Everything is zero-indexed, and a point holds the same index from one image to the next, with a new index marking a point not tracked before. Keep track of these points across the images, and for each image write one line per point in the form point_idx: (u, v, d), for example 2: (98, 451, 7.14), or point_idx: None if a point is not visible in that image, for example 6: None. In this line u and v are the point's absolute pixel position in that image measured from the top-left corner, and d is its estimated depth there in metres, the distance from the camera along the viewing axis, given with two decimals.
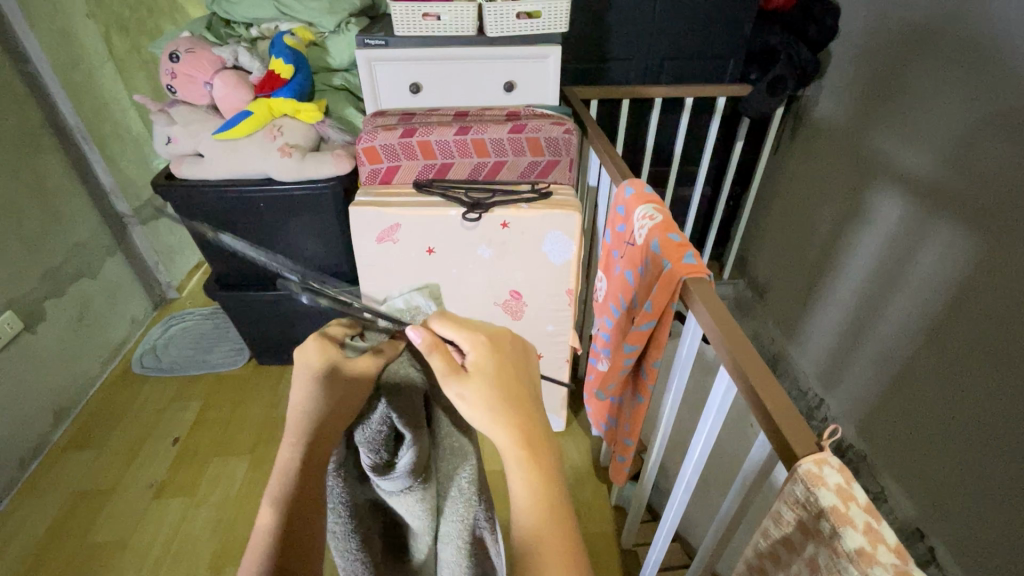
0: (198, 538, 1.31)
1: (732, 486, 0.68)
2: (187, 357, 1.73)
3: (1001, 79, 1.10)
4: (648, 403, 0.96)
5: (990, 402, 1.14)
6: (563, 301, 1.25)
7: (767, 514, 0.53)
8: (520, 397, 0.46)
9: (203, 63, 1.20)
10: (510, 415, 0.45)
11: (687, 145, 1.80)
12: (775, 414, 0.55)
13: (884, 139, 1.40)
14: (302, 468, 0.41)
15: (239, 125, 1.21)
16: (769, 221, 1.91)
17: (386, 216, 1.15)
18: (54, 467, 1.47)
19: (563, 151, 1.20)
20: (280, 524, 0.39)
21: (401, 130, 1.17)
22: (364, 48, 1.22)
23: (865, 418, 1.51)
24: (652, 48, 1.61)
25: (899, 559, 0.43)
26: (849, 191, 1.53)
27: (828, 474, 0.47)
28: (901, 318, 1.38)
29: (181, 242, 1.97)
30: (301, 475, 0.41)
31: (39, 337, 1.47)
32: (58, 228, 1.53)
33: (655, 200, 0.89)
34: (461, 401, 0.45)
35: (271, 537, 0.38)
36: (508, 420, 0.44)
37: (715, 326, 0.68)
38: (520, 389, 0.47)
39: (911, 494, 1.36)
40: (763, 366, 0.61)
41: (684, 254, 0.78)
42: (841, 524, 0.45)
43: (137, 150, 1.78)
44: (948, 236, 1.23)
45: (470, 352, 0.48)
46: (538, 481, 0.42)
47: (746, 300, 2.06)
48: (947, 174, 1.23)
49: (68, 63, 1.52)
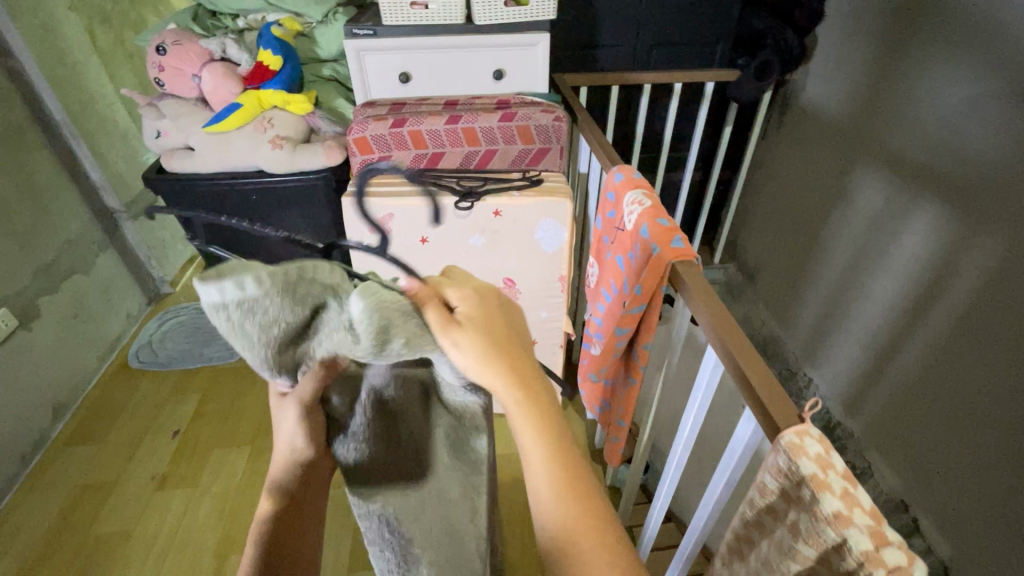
0: (201, 528, 1.33)
1: (721, 462, 0.69)
2: (183, 351, 1.73)
3: (984, 60, 1.12)
4: (640, 384, 0.99)
5: (971, 377, 1.17)
6: (556, 288, 1.27)
7: (752, 484, 0.55)
8: (508, 333, 0.47)
9: (191, 56, 1.19)
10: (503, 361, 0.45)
11: (677, 131, 1.81)
12: (762, 394, 0.57)
13: (870, 122, 1.42)
14: (272, 507, 0.51)
15: (228, 117, 1.21)
16: (758, 206, 1.93)
17: (378, 207, 1.16)
18: (55, 462, 1.48)
19: (554, 138, 1.20)
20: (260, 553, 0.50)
21: (391, 120, 1.17)
22: (353, 38, 1.21)
23: (852, 395, 1.55)
24: (640, 34, 1.62)
25: (874, 520, 0.46)
26: (836, 173, 1.55)
27: (809, 445, 0.49)
28: (886, 298, 1.41)
29: (172, 237, 1.97)
30: (273, 512, 0.51)
31: (34, 334, 1.47)
32: (48, 225, 1.52)
33: (645, 185, 0.90)
34: (456, 350, 0.44)
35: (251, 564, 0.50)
36: (498, 364, 0.45)
37: (703, 309, 0.70)
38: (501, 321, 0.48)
39: (896, 468, 1.40)
40: (752, 350, 0.62)
41: (673, 238, 0.79)
42: (820, 490, 0.47)
43: (124, 145, 1.77)
44: (931, 217, 1.26)
45: (461, 305, 0.47)
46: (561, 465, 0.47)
47: (737, 284, 2.09)
48: (930, 154, 1.25)
49: (52, 58, 1.51)
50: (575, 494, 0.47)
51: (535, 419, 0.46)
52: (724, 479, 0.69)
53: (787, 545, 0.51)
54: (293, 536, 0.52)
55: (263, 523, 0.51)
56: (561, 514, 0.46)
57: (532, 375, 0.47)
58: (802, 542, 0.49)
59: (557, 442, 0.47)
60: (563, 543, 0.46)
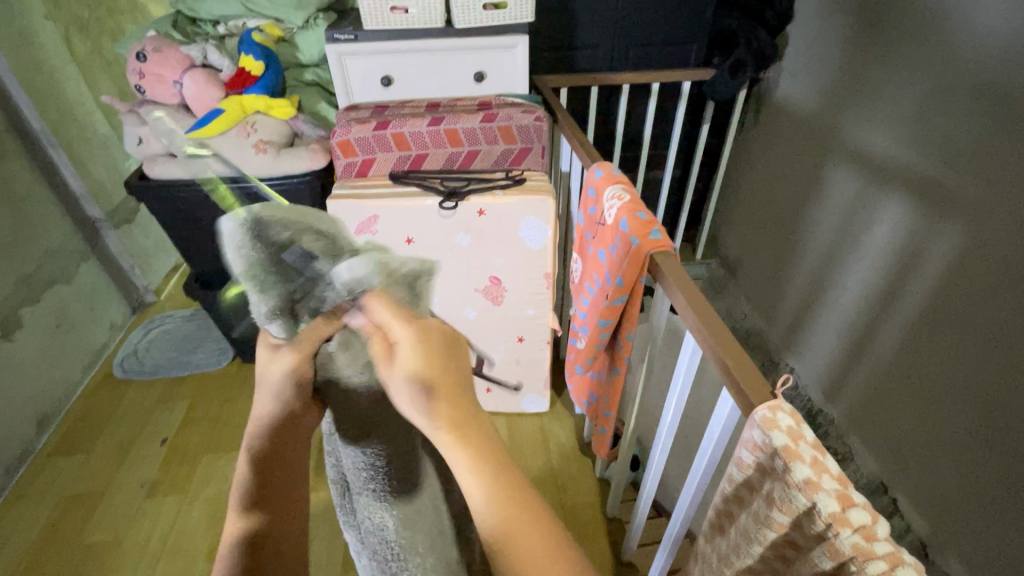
0: (191, 535, 1.32)
1: (702, 445, 0.72)
2: (169, 359, 1.72)
3: (942, 56, 1.17)
4: (624, 373, 1.02)
5: (941, 361, 1.22)
6: (541, 285, 1.29)
7: (730, 460, 0.58)
8: (445, 365, 0.47)
9: (172, 62, 1.20)
10: (444, 397, 0.45)
11: (657, 130, 1.85)
12: (740, 379, 0.59)
13: (840, 117, 1.47)
14: (254, 474, 0.48)
15: (211, 122, 1.19)
16: (737, 201, 1.98)
17: (363, 208, 1.17)
18: (40, 475, 1.46)
19: (535, 138, 1.23)
20: (244, 533, 0.46)
21: (374, 123, 1.19)
22: (335, 43, 1.23)
23: (831, 382, 1.59)
24: (618, 35, 1.65)
25: (841, 485, 0.49)
26: (810, 168, 1.60)
27: (781, 417, 0.52)
28: (860, 286, 1.46)
29: (155, 245, 1.96)
30: (255, 481, 0.48)
31: (17, 345, 1.45)
32: (29, 235, 1.50)
33: (624, 181, 0.93)
34: (392, 387, 0.46)
35: (236, 544, 0.46)
36: (436, 403, 0.44)
37: (683, 298, 0.72)
38: (441, 353, 0.47)
39: (875, 451, 1.44)
40: (730, 337, 0.65)
41: (651, 231, 0.82)
42: (791, 459, 0.50)
43: (104, 154, 1.76)
44: (899, 206, 1.30)
45: (401, 335, 0.46)
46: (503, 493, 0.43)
47: (719, 279, 2.13)
48: (897, 147, 1.30)
49: (30, 67, 1.50)
50: (516, 503, 0.43)
51: (474, 452, 0.44)
52: (704, 461, 0.72)
53: (763, 515, 0.53)
54: (282, 501, 0.48)
55: (247, 492, 0.47)
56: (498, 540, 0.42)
57: (466, 406, 0.46)
58: (777, 510, 0.51)
59: (489, 450, 0.45)
60: (499, 563, 0.42)
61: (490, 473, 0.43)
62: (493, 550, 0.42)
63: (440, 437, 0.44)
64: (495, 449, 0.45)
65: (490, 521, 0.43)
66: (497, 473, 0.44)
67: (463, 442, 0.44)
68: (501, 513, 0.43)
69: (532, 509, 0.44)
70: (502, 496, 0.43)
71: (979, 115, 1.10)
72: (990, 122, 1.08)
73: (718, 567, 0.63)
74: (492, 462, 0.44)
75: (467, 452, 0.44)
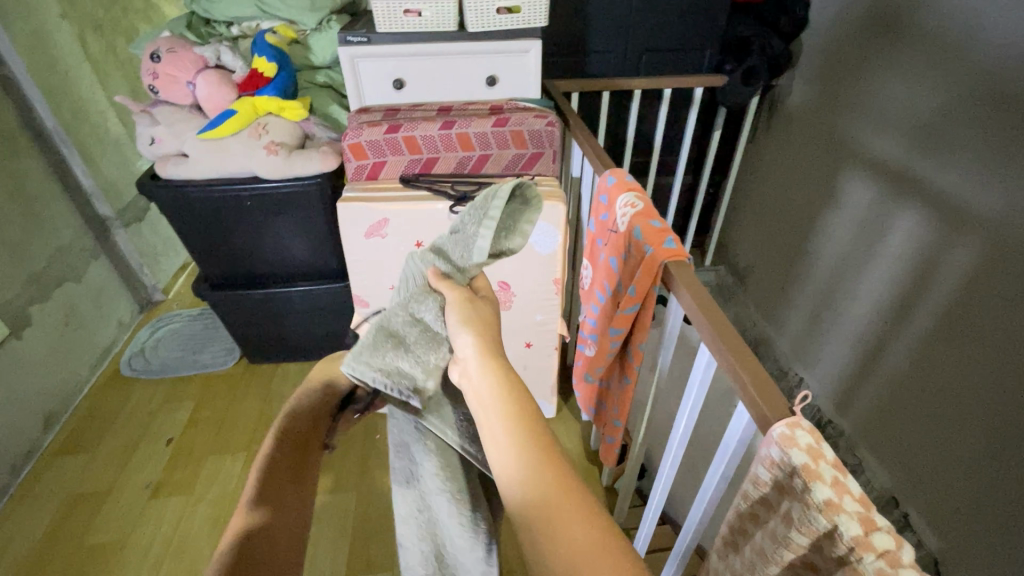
0: (196, 536, 1.32)
1: (715, 458, 0.70)
2: (176, 359, 1.73)
3: (962, 65, 1.15)
4: (634, 383, 1.00)
5: (957, 375, 1.20)
6: (550, 290, 1.28)
7: (747, 477, 0.57)
8: (485, 327, 0.51)
9: (185, 63, 1.20)
10: (491, 365, 0.48)
11: (667, 136, 1.85)
12: (760, 396, 0.58)
13: (853, 124, 1.46)
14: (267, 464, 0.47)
15: (223, 123, 1.21)
16: (748, 208, 1.96)
17: (374, 211, 1.17)
18: (47, 472, 1.46)
19: (546, 143, 1.22)
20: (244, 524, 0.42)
21: (386, 126, 1.18)
22: (347, 45, 1.22)
23: (841, 393, 1.58)
24: (630, 40, 1.64)
25: (863, 507, 0.48)
26: (822, 175, 1.59)
27: (801, 436, 0.50)
28: (872, 297, 1.44)
29: (164, 244, 1.97)
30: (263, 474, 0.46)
31: (26, 342, 1.46)
32: (40, 232, 1.51)
33: (637, 188, 0.92)
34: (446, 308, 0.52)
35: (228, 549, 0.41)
36: (487, 367, 0.48)
37: (697, 310, 0.71)
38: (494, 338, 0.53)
39: (885, 464, 1.43)
40: (747, 350, 0.63)
41: (665, 239, 0.81)
42: (811, 479, 0.49)
43: (117, 153, 1.77)
44: (914, 217, 1.29)
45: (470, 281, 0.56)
46: (530, 460, 0.43)
47: (727, 285, 2.12)
48: (912, 157, 1.29)
49: (43, 65, 1.51)
50: (547, 472, 0.42)
51: (509, 415, 0.45)
52: (718, 474, 0.70)
53: (780, 535, 0.52)
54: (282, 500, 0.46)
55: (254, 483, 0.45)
56: (523, 494, 0.42)
57: (516, 387, 0.47)
58: (796, 531, 0.50)
59: (529, 422, 0.45)
60: (529, 526, 0.41)
61: (522, 448, 0.44)
62: (518, 508, 0.42)
63: (469, 363, 0.50)
64: (531, 419, 0.45)
65: (517, 491, 0.43)
66: (530, 441, 0.44)
67: (507, 410, 0.46)
68: (528, 476, 0.42)
69: (567, 478, 0.42)
70: (531, 463, 0.43)
71: (995, 126, 1.09)
72: (1009, 134, 1.06)
73: None
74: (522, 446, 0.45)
75: (506, 416, 0.45)
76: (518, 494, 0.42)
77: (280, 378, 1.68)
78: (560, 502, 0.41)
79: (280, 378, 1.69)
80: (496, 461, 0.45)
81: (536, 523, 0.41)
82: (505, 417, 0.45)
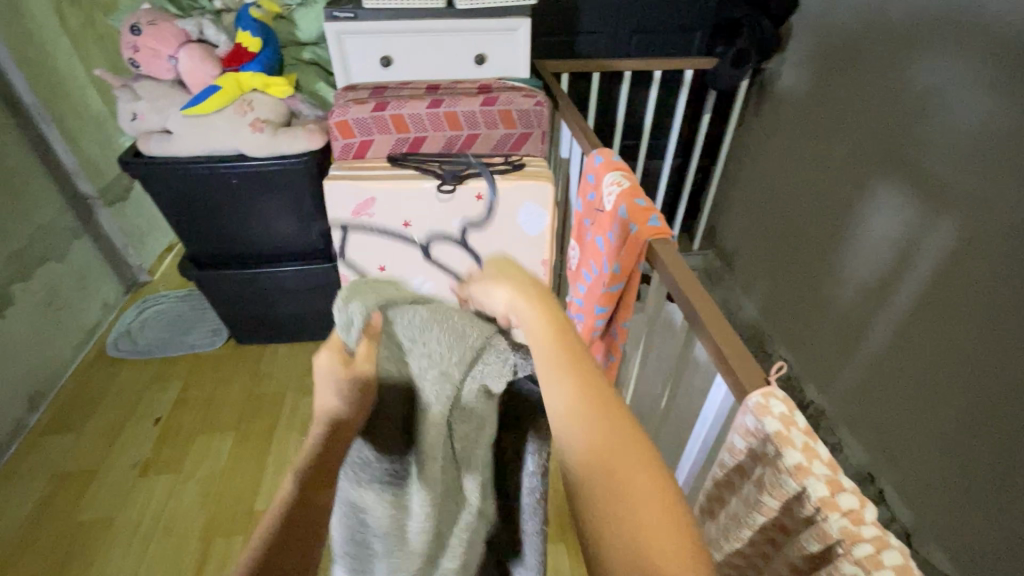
0: (187, 511, 1.33)
1: (693, 429, 0.73)
2: (163, 340, 1.72)
3: (949, 47, 1.16)
4: (619, 360, 1.02)
5: (933, 355, 1.23)
6: (538, 272, 1.29)
7: (722, 446, 0.59)
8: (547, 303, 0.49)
9: (166, 36, 1.17)
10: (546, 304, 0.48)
11: (657, 119, 1.85)
12: (734, 367, 0.60)
13: (840, 108, 1.46)
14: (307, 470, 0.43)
15: (206, 100, 1.19)
16: (736, 192, 1.98)
17: (361, 190, 1.17)
18: (33, 452, 1.46)
19: (535, 123, 1.21)
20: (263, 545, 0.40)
21: (373, 104, 1.17)
22: (334, 21, 1.21)
23: (823, 373, 1.61)
24: (621, 20, 1.64)
25: (831, 470, 0.50)
26: (810, 159, 1.60)
27: (774, 405, 0.52)
28: (854, 279, 1.47)
29: (149, 224, 1.95)
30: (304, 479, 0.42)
31: (9, 321, 1.44)
32: (20, 210, 1.48)
33: (624, 167, 0.92)
34: None
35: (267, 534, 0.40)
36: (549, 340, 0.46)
37: (678, 285, 0.72)
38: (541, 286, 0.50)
39: (864, 442, 1.47)
40: (728, 328, 0.65)
41: (650, 217, 0.81)
42: (783, 446, 0.50)
43: (98, 130, 1.74)
44: (897, 200, 1.31)
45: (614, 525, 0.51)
46: (593, 418, 0.41)
47: (715, 269, 2.14)
48: (900, 140, 1.29)
49: (20, 38, 1.47)
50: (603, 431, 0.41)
51: (580, 382, 0.43)
52: (697, 445, 0.73)
53: (753, 499, 0.54)
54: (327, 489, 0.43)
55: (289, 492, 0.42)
56: (587, 457, 0.40)
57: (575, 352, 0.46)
58: (767, 495, 0.52)
59: (589, 380, 0.44)
60: (594, 500, 0.38)
61: (589, 406, 0.42)
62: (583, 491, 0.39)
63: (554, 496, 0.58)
64: (593, 380, 0.44)
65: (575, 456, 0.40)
66: (597, 403, 0.42)
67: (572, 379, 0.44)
68: (595, 442, 0.40)
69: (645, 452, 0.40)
70: (590, 420, 0.41)
71: (980, 110, 1.10)
72: (990, 118, 1.08)
73: (709, 551, 0.64)
74: (606, 418, 0.41)
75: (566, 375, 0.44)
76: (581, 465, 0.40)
77: (269, 359, 1.68)
78: (628, 463, 0.39)
79: (269, 358, 1.69)
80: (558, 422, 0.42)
81: (602, 511, 0.38)
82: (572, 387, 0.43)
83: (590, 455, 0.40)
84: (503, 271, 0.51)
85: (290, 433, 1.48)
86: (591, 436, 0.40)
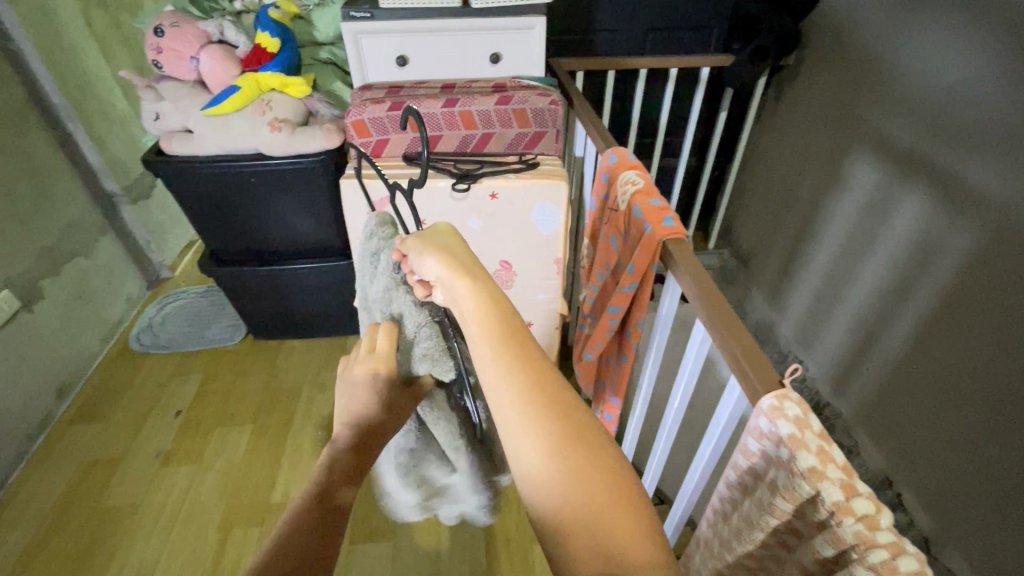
0: (206, 502, 1.36)
1: (707, 431, 0.72)
2: (184, 334, 1.76)
3: (973, 44, 1.13)
4: (632, 361, 1.01)
5: (954, 359, 1.21)
6: (551, 270, 1.29)
7: (736, 448, 0.58)
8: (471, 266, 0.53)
9: (189, 37, 1.19)
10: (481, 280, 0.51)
11: (674, 117, 1.83)
12: (750, 370, 0.59)
13: (862, 106, 1.44)
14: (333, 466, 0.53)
15: (226, 99, 1.21)
16: (753, 191, 1.95)
17: (377, 188, 1.18)
18: (60, 441, 1.50)
19: (549, 122, 1.22)
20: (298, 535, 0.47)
21: (389, 104, 1.18)
22: (351, 21, 1.22)
23: (839, 375, 1.59)
24: (637, 17, 1.62)
25: (846, 474, 0.49)
26: (829, 158, 1.57)
27: (789, 407, 0.51)
28: (872, 280, 1.44)
29: (171, 221, 1.99)
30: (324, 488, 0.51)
31: (37, 315, 1.48)
32: (48, 208, 1.53)
33: (639, 166, 0.91)
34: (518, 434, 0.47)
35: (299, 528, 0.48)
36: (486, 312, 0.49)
37: (693, 288, 0.71)
38: (477, 264, 0.53)
39: (881, 446, 1.44)
40: (744, 330, 0.64)
41: (664, 217, 0.81)
42: (796, 448, 0.50)
43: (123, 130, 1.78)
44: (919, 200, 1.28)
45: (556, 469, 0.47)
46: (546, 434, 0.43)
47: (731, 269, 2.12)
48: (922, 138, 1.26)
49: (49, 40, 1.51)
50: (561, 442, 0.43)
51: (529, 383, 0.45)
52: (709, 448, 0.72)
53: (766, 502, 0.54)
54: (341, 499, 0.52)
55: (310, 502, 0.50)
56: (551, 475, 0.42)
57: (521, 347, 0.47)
58: (780, 498, 0.52)
59: (538, 384, 0.45)
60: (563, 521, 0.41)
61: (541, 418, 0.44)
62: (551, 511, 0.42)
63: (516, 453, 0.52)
64: (542, 379, 0.46)
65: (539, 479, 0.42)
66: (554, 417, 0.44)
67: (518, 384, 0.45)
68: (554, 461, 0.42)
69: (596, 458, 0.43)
70: (551, 443, 0.43)
71: (1006, 108, 1.07)
72: (1014, 118, 1.05)
73: (722, 554, 0.64)
74: (559, 432, 0.43)
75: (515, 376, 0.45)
76: (545, 489, 0.42)
77: (286, 354, 1.71)
78: (588, 477, 0.42)
79: (285, 354, 1.72)
80: (519, 448, 0.44)
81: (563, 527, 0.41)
82: (519, 394, 0.45)
83: (548, 472, 0.42)
84: (439, 243, 0.54)
85: (305, 427, 1.51)
86: (547, 454, 0.42)
